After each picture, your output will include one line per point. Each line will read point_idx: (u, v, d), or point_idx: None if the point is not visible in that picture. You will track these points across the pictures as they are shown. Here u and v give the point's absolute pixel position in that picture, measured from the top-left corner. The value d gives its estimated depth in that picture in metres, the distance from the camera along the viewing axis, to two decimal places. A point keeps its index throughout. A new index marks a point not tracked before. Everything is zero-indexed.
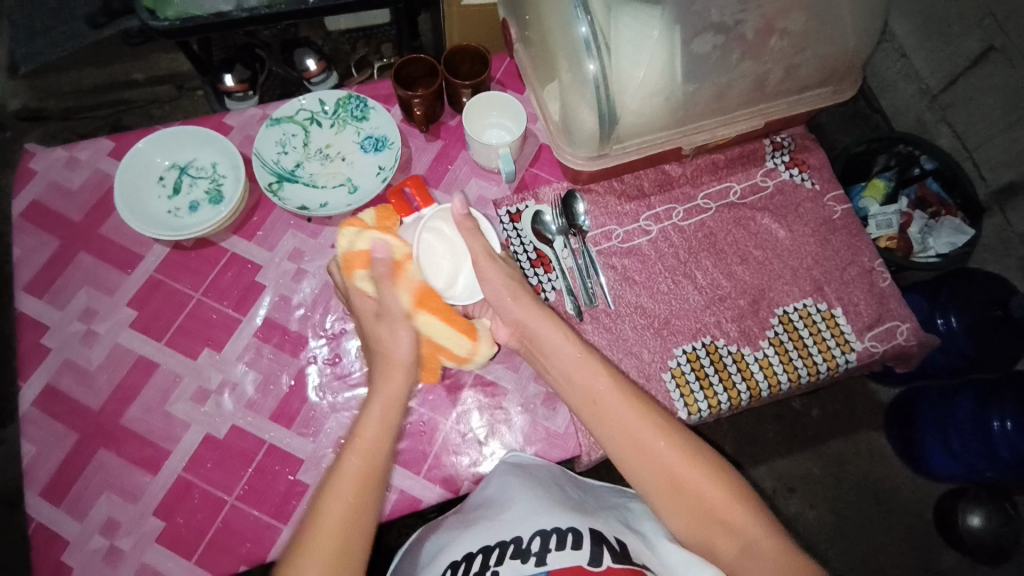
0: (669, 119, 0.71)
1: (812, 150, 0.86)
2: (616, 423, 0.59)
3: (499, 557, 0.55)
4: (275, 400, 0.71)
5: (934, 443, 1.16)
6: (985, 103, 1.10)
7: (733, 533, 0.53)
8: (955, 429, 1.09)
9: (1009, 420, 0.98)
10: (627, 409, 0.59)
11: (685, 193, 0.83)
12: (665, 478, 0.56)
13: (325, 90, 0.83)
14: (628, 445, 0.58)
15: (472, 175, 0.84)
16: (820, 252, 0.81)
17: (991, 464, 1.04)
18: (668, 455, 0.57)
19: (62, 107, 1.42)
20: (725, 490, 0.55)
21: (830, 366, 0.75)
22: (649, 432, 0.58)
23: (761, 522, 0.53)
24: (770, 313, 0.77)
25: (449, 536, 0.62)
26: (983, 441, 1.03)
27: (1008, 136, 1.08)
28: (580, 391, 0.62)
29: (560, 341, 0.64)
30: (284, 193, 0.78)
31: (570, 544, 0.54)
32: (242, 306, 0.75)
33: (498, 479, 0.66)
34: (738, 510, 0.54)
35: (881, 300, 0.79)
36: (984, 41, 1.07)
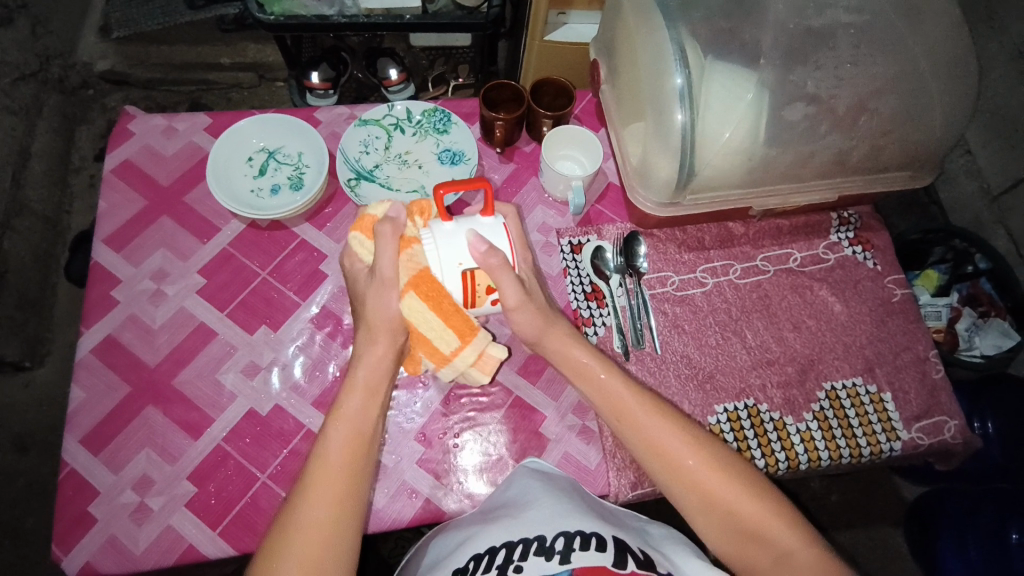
0: (745, 178, 0.72)
1: (877, 230, 0.86)
2: (650, 441, 0.62)
3: (523, 554, 0.54)
4: (320, 386, 0.72)
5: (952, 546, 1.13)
6: None
7: (768, 543, 0.57)
8: (976, 535, 1.06)
9: None
10: (656, 425, 0.62)
11: (744, 252, 0.84)
12: (702, 495, 0.59)
13: (414, 101, 0.87)
14: (660, 462, 0.61)
15: (539, 203, 0.86)
16: (875, 332, 0.80)
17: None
18: (703, 474, 0.60)
19: (146, 77, 1.52)
20: (759, 503, 0.58)
21: (873, 451, 0.74)
22: (681, 451, 0.61)
23: (793, 531, 0.57)
24: (817, 386, 0.77)
25: (467, 532, 0.61)
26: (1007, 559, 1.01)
27: None
28: (607, 403, 0.64)
29: (580, 357, 0.66)
30: (360, 191, 0.82)
31: (595, 545, 0.54)
32: (303, 291, 0.77)
33: (519, 482, 0.65)
34: (772, 521, 0.57)
35: (933, 392, 0.77)
36: None
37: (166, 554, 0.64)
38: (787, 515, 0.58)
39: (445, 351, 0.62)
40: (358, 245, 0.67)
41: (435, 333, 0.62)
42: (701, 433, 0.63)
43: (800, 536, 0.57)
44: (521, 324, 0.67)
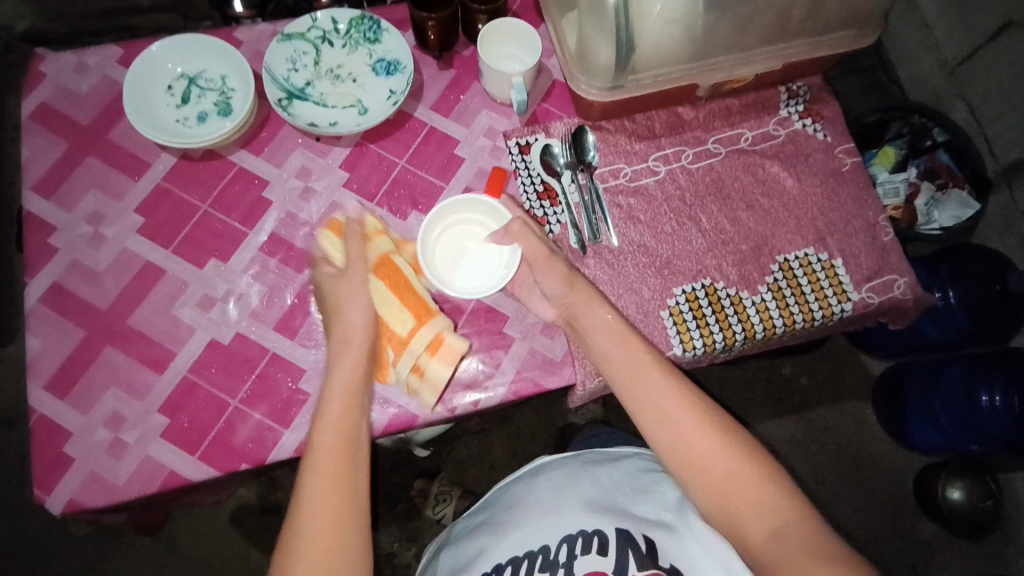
0: (687, 52, 0.70)
1: (828, 101, 0.85)
2: (654, 402, 0.63)
3: (529, 569, 0.65)
4: (278, 311, 0.72)
5: (918, 414, 1.21)
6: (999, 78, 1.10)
7: (763, 513, 0.56)
8: (943, 400, 1.14)
9: (997, 394, 1.03)
10: (660, 386, 0.64)
11: (696, 137, 0.83)
12: (700, 460, 0.60)
13: (339, 8, 0.82)
14: (659, 423, 0.62)
15: (484, 107, 0.83)
16: (826, 203, 0.81)
17: (977, 438, 1.10)
18: (704, 442, 0.60)
19: (65, 32, 1.36)
20: (754, 476, 0.58)
21: (825, 314, 0.77)
22: (683, 413, 0.62)
23: (792, 507, 0.56)
24: (771, 260, 0.78)
25: (486, 541, 0.72)
26: (973, 414, 1.08)
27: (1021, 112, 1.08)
28: (618, 368, 0.66)
29: (602, 319, 0.68)
30: (293, 110, 0.78)
31: (596, 548, 0.64)
32: (248, 221, 0.75)
33: (530, 487, 0.76)
34: (771, 495, 0.56)
35: (883, 254, 0.79)
36: (1004, 14, 1.07)
37: (149, 482, 0.66)
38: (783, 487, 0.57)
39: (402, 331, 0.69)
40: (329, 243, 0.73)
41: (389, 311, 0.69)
42: (709, 402, 0.63)
43: (798, 513, 0.56)
44: (545, 282, 0.71)
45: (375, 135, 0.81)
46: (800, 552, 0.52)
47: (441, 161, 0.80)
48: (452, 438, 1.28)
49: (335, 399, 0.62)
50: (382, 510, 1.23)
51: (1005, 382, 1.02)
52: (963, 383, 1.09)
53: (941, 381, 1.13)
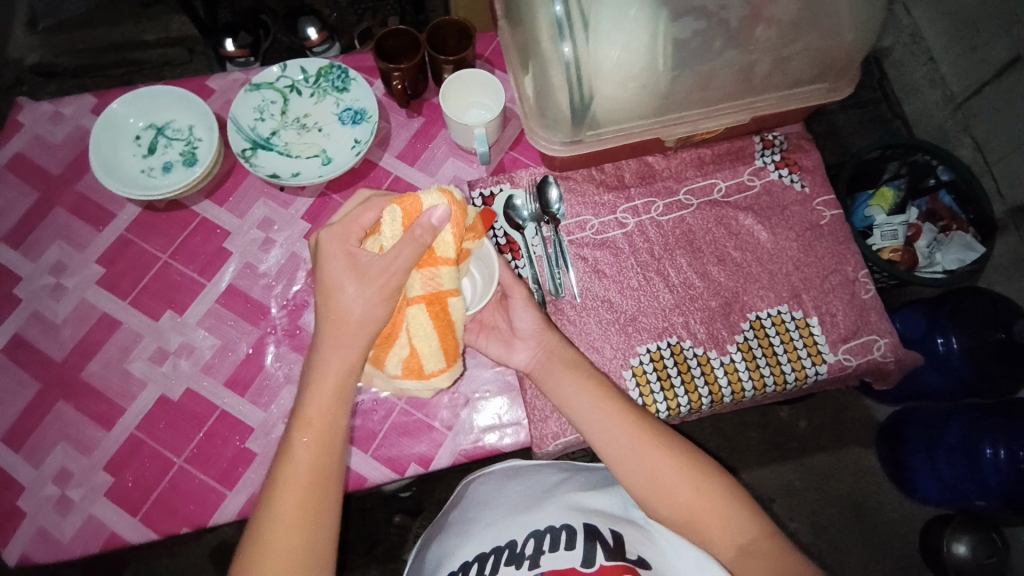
0: (648, 105, 0.67)
1: (806, 150, 0.82)
2: (611, 430, 0.60)
3: (494, 565, 0.57)
4: (231, 366, 0.71)
5: (922, 466, 1.12)
6: (1007, 116, 1.05)
7: (728, 530, 0.54)
8: (944, 451, 1.05)
9: (1002, 448, 0.94)
10: (613, 414, 0.60)
11: (667, 187, 0.80)
12: (662, 489, 0.56)
13: (308, 58, 0.82)
14: (618, 455, 0.59)
15: (450, 156, 0.82)
16: (802, 257, 0.77)
17: (982, 492, 0.99)
18: (664, 463, 0.57)
19: (76, 66, 1.33)
20: (720, 496, 0.55)
21: (798, 376, 0.73)
22: (642, 444, 0.58)
23: (754, 524, 0.54)
24: (741, 318, 0.75)
25: (450, 545, 0.64)
26: (970, 464, 1.00)
27: None
28: (571, 398, 0.63)
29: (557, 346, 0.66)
30: (257, 161, 0.78)
31: (564, 543, 0.55)
32: (207, 272, 0.75)
33: (493, 484, 0.69)
34: (732, 508, 0.55)
35: (862, 312, 0.75)
36: (1013, 49, 1.01)
37: (90, 542, 0.65)
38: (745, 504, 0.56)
39: (428, 370, 0.58)
40: (444, 275, 0.56)
41: (427, 348, 0.57)
42: (664, 427, 0.61)
43: (762, 529, 0.54)
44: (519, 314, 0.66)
45: (339, 185, 0.80)
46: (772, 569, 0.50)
47: None
48: (435, 477, 1.19)
49: (316, 405, 0.53)
50: (357, 554, 1.16)
51: (1006, 432, 0.94)
52: (964, 437, 1.01)
53: (943, 432, 1.05)
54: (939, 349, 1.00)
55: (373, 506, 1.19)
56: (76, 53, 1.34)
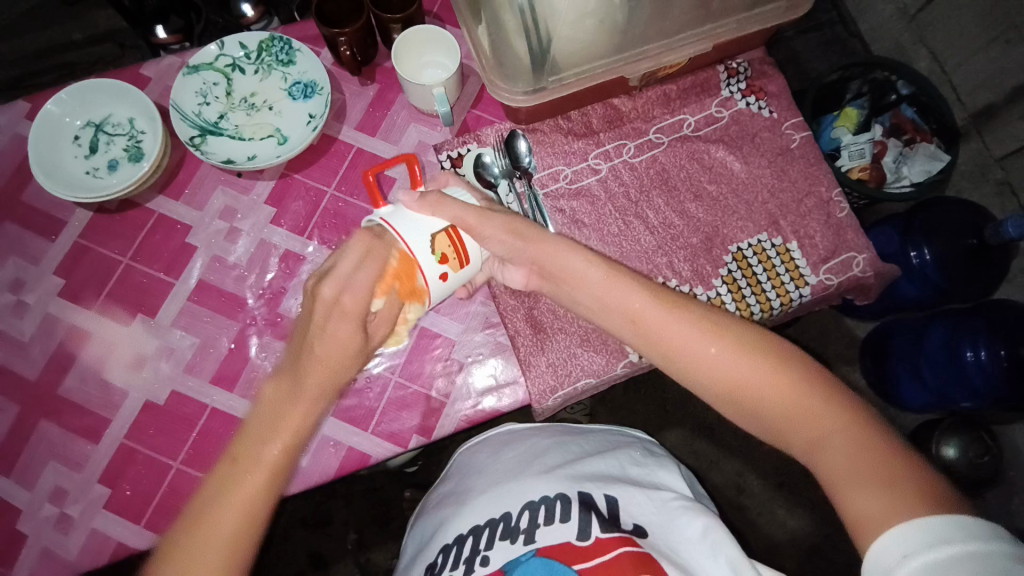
0: (608, 42, 0.65)
1: (770, 75, 0.81)
2: (664, 338, 0.55)
3: (490, 539, 0.57)
4: (214, 362, 0.69)
5: (906, 376, 1.16)
6: (965, 20, 1.04)
7: (808, 425, 0.48)
8: (928, 361, 1.09)
9: (984, 349, 0.98)
10: (666, 322, 0.55)
11: (636, 128, 0.78)
12: (727, 383, 0.52)
13: (245, 32, 0.77)
14: (677, 363, 0.54)
15: (411, 121, 0.79)
16: (776, 184, 0.77)
17: (968, 393, 1.03)
18: (728, 362, 0.52)
19: (6, 77, 1.24)
20: (791, 388, 0.50)
21: (783, 301, 0.74)
22: (699, 343, 0.53)
23: (831, 411, 0.48)
24: (723, 251, 0.75)
25: (444, 518, 0.64)
26: (954, 371, 1.03)
27: (987, 55, 1.02)
28: (613, 314, 0.58)
29: (580, 261, 0.60)
30: (207, 147, 0.74)
31: (559, 516, 0.56)
32: (173, 270, 0.72)
33: (487, 451, 0.70)
34: (812, 403, 0.49)
35: (839, 231, 0.76)
36: None
37: (99, 554, 0.64)
38: (820, 392, 0.49)
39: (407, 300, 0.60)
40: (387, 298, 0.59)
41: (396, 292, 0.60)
42: (720, 319, 0.54)
43: (841, 417, 0.48)
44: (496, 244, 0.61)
45: (300, 164, 0.77)
46: (852, 466, 0.45)
47: (371, 184, 0.77)
48: (442, 449, 1.20)
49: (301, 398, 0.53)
50: (376, 531, 1.17)
51: (989, 332, 0.98)
52: (945, 341, 1.04)
53: (925, 341, 1.09)
54: (914, 263, 1.02)
55: (385, 484, 1.19)
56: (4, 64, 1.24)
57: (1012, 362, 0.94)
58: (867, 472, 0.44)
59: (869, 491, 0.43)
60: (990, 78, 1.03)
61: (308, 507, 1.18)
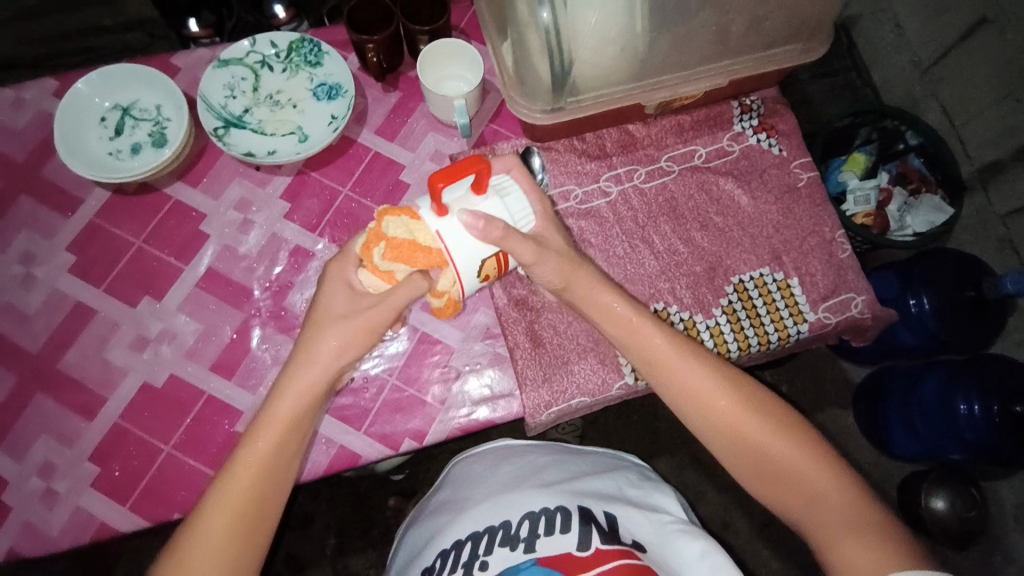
0: (626, 68, 0.67)
1: (782, 115, 0.83)
2: (683, 385, 0.60)
3: (488, 546, 0.57)
4: (215, 350, 0.70)
5: (897, 422, 1.16)
6: (977, 77, 1.06)
7: (798, 481, 0.55)
8: (920, 409, 1.09)
9: (977, 403, 0.98)
10: (689, 372, 0.60)
11: (648, 155, 0.80)
12: (732, 434, 0.58)
13: (277, 31, 0.79)
14: (693, 407, 0.59)
15: (429, 130, 0.81)
16: (781, 221, 0.79)
17: (957, 443, 1.03)
18: (737, 415, 0.58)
19: (35, 55, 1.27)
20: (794, 445, 0.56)
21: (781, 337, 0.74)
22: (714, 395, 0.58)
23: (821, 471, 0.54)
24: (725, 281, 0.76)
25: (439, 525, 0.64)
26: (948, 423, 1.03)
27: (996, 111, 1.05)
28: (640, 355, 0.61)
29: (611, 301, 0.62)
30: (230, 139, 0.75)
31: (559, 526, 0.56)
32: (184, 256, 0.74)
33: (484, 461, 0.71)
34: (803, 461, 0.55)
35: (840, 272, 0.77)
36: (978, 11, 1.03)
37: (82, 532, 0.63)
38: (815, 450, 0.56)
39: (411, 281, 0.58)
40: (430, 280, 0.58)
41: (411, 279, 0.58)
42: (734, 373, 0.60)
43: (828, 477, 0.54)
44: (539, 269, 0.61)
45: (318, 163, 0.78)
46: (836, 522, 0.51)
47: (385, 188, 0.78)
48: (431, 457, 1.20)
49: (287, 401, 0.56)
50: (357, 536, 1.16)
51: (980, 384, 0.98)
52: (939, 393, 1.05)
53: (919, 390, 1.09)
54: (912, 310, 1.02)
55: (370, 488, 1.19)
56: (34, 42, 1.27)
57: (1005, 417, 0.95)
58: (850, 527, 0.51)
59: (855, 542, 0.49)
60: (998, 134, 1.06)
61: (291, 505, 1.17)
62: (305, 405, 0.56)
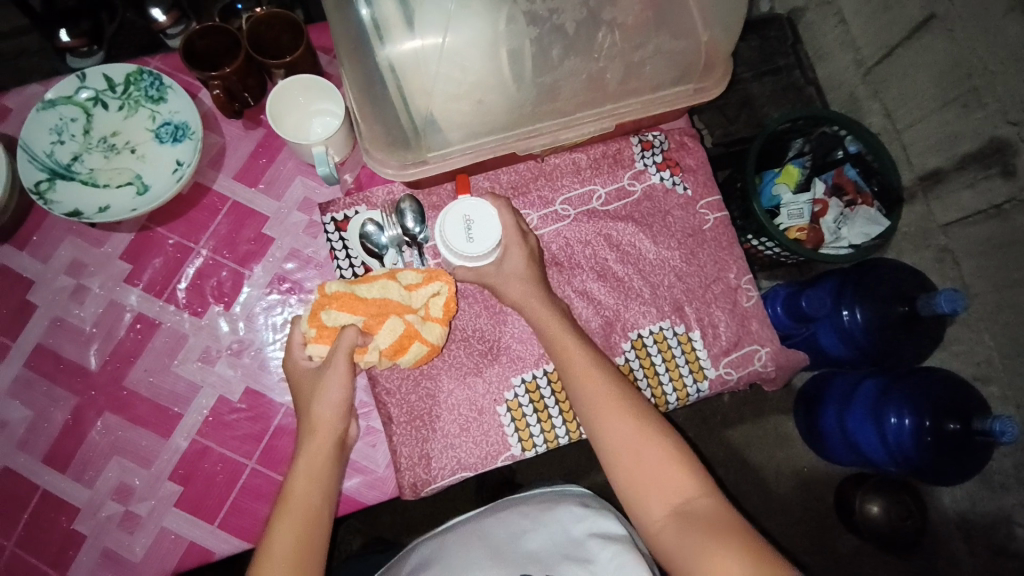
0: (490, 117, 0.59)
1: (688, 148, 0.76)
2: (595, 392, 0.58)
3: None
4: (48, 439, 0.63)
5: (831, 424, 1.10)
6: (919, 87, 0.98)
7: (675, 496, 0.53)
8: (855, 412, 1.02)
9: (908, 417, 0.92)
10: (602, 379, 0.59)
11: (542, 197, 0.73)
12: (625, 440, 0.56)
13: (110, 63, 0.69)
14: (597, 410, 0.58)
15: (297, 173, 0.72)
16: (684, 268, 0.73)
17: (889, 457, 0.96)
18: (634, 427, 0.56)
19: None
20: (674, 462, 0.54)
21: (679, 395, 0.70)
22: (617, 403, 0.57)
23: (702, 490, 0.53)
24: (623, 338, 0.70)
25: None
26: (878, 430, 0.96)
27: (942, 116, 0.95)
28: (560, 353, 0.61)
29: (548, 309, 0.63)
30: (55, 194, 0.66)
31: None
32: (10, 330, 0.65)
33: (425, 543, 0.60)
34: (684, 478, 0.54)
35: (743, 321, 0.72)
36: (926, 7, 0.93)
37: None
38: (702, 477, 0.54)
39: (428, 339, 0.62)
40: (389, 333, 0.60)
41: (387, 333, 0.60)
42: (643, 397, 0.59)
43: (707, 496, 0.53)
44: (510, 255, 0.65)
45: (165, 216, 0.69)
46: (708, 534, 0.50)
47: (245, 243, 0.69)
48: None
49: (299, 479, 0.55)
50: None
51: (914, 402, 0.91)
52: (871, 404, 0.99)
53: (855, 396, 1.02)
54: (845, 323, 0.96)
55: None
56: None
57: (935, 434, 0.89)
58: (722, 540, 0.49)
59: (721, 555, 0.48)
60: (944, 140, 0.96)
61: None
62: (314, 464, 0.56)
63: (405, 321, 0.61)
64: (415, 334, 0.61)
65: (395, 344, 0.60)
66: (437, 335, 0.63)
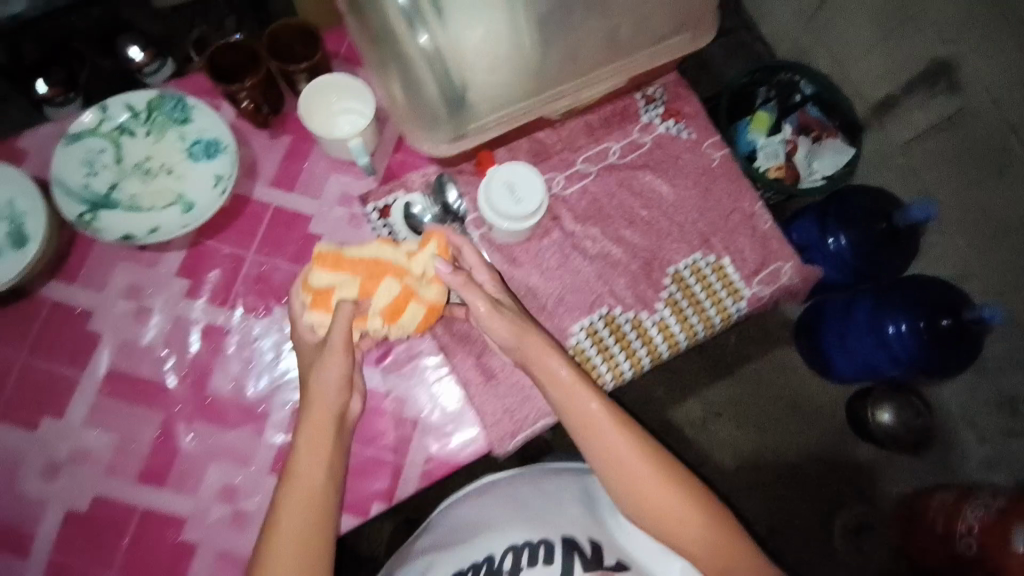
0: (519, 83, 0.65)
1: (686, 97, 0.83)
2: (605, 445, 0.60)
3: None
4: (139, 458, 0.64)
5: (834, 341, 1.14)
6: (855, 19, 1.08)
7: (685, 529, 0.58)
8: (855, 330, 1.08)
9: (904, 324, 0.99)
10: (609, 430, 0.60)
11: (564, 159, 0.78)
12: (637, 492, 0.59)
13: (132, 91, 0.71)
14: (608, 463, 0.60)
15: (332, 171, 0.75)
16: (702, 204, 0.80)
17: (892, 362, 1.03)
18: (644, 471, 0.59)
19: None
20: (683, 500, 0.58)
21: (722, 316, 0.76)
22: (625, 454, 0.60)
23: (708, 518, 0.58)
24: (662, 274, 0.77)
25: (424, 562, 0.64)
26: (880, 341, 1.03)
27: (880, 50, 1.05)
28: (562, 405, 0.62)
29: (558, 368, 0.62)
30: (101, 224, 0.67)
31: (543, 558, 0.59)
32: (80, 362, 0.66)
33: (469, 495, 0.70)
34: (694, 517, 0.58)
35: (764, 243, 0.80)
36: None
37: None
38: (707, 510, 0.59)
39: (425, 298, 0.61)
40: (387, 294, 0.60)
41: (382, 295, 0.60)
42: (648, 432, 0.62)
43: (715, 528, 0.58)
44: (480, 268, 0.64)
45: (213, 229, 0.71)
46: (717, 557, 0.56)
47: (296, 243, 0.72)
48: None
49: (303, 460, 0.57)
50: None
51: (909, 307, 0.98)
52: (869, 318, 1.05)
53: (853, 314, 1.08)
54: (832, 248, 1.07)
55: None
56: None
57: (932, 333, 0.96)
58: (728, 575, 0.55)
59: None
60: (888, 72, 1.05)
61: None
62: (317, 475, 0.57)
63: (402, 283, 0.60)
64: (412, 292, 0.61)
65: (391, 305, 0.60)
66: (436, 293, 0.62)
